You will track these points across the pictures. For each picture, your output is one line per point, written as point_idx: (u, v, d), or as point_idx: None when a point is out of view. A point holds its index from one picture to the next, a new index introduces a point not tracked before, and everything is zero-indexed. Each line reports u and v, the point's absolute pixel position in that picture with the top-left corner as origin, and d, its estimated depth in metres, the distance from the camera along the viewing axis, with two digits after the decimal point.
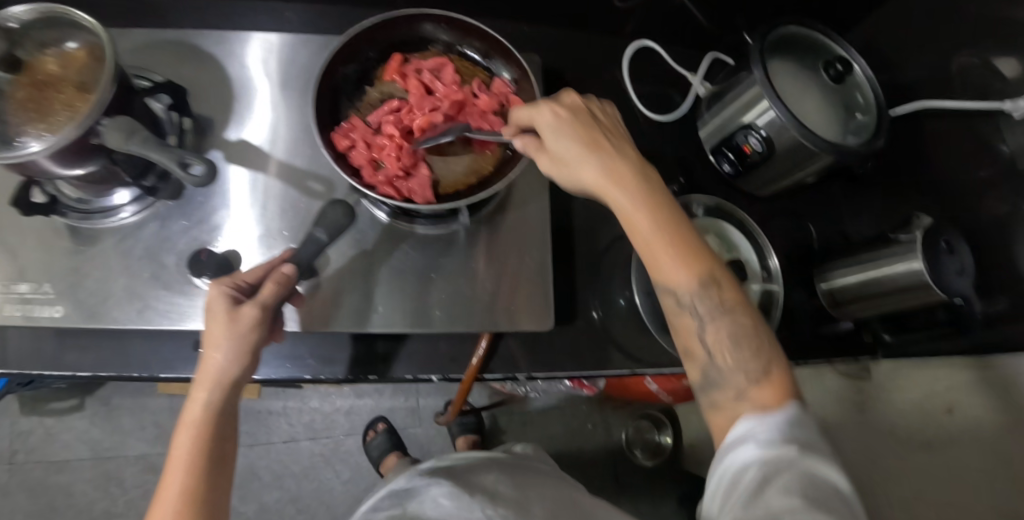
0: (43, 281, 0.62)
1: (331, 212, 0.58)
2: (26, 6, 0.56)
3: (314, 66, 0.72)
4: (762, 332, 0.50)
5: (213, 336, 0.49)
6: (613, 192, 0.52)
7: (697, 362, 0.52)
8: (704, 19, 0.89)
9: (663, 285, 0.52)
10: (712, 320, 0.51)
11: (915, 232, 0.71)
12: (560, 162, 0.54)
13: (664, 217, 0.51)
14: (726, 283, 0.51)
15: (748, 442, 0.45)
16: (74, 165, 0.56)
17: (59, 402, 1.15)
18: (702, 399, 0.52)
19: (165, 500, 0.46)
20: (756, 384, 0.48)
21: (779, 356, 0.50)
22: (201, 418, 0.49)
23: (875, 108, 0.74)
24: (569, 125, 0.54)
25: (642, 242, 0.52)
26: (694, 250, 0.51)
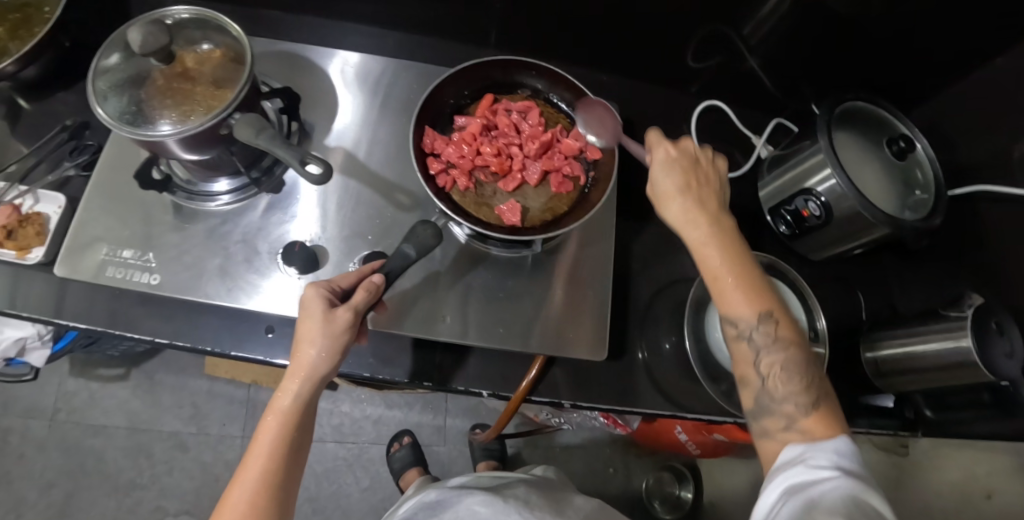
0: (147, 251, 0.68)
1: (421, 230, 0.63)
2: (185, 9, 0.64)
3: (414, 91, 0.79)
4: (813, 370, 0.56)
5: (310, 333, 0.56)
6: (693, 228, 0.59)
7: (751, 389, 0.57)
8: (772, 86, 0.94)
9: (727, 316, 0.57)
10: (770, 351, 0.55)
11: (967, 309, 0.72)
12: (656, 195, 0.62)
13: (736, 256, 0.58)
14: (784, 322, 0.56)
15: (799, 465, 0.50)
16: (194, 151, 0.62)
17: (108, 369, 1.23)
18: (753, 424, 0.56)
19: (250, 472, 0.54)
20: (804, 416, 0.53)
21: (827, 395, 0.55)
22: (289, 404, 0.56)
23: (935, 187, 0.77)
24: (674, 164, 0.62)
25: (714, 275, 0.58)
26: (762, 289, 0.57)
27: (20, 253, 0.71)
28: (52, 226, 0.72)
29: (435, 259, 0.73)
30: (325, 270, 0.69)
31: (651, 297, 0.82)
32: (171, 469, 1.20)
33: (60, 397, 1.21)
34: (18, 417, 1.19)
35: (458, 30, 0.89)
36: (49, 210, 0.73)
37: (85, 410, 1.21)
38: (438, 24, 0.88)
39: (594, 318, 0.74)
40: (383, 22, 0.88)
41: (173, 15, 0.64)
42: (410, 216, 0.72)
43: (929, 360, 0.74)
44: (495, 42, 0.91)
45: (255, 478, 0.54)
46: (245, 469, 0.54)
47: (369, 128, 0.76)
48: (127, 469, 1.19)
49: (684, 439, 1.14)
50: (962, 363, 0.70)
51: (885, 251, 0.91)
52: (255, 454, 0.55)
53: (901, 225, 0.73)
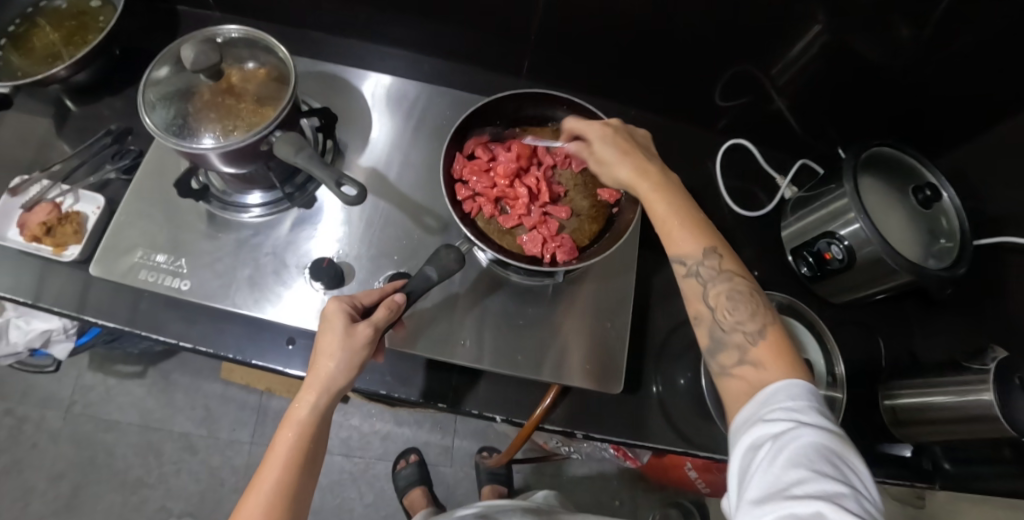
0: (179, 256, 0.70)
1: (444, 254, 0.64)
2: (237, 28, 0.67)
3: (447, 118, 0.81)
4: (759, 300, 0.57)
5: (329, 346, 0.57)
6: (641, 182, 0.62)
7: (704, 324, 0.58)
8: (798, 127, 0.95)
9: (676, 256, 0.59)
10: (714, 282, 0.58)
11: (989, 362, 0.72)
12: (604, 165, 0.65)
13: (680, 202, 0.61)
14: (727, 256, 0.59)
15: (759, 422, 0.49)
16: (234, 165, 0.64)
17: (126, 366, 1.25)
18: (711, 363, 0.57)
19: (263, 483, 0.54)
20: (752, 344, 0.55)
21: (775, 322, 0.56)
22: (306, 415, 0.56)
23: (959, 236, 0.77)
24: (615, 135, 0.66)
25: (659, 219, 0.61)
26: (704, 226, 0.60)
27: (58, 249, 0.73)
28: (90, 225, 0.75)
29: (456, 282, 0.75)
30: (350, 286, 0.70)
31: (667, 331, 0.82)
32: (178, 470, 1.21)
33: (77, 390, 1.22)
34: (34, 407, 1.21)
35: (491, 60, 0.92)
36: (87, 210, 0.76)
37: (100, 406, 1.22)
38: (472, 53, 0.91)
39: (611, 349, 0.74)
40: (419, 47, 0.91)
41: (224, 34, 0.67)
42: (436, 239, 0.74)
43: (948, 411, 0.74)
44: (526, 72, 0.94)
45: (270, 488, 0.54)
46: (259, 479, 0.54)
47: (401, 151, 0.78)
48: (136, 467, 1.20)
49: (693, 476, 1.12)
50: (982, 416, 0.70)
51: (907, 299, 0.91)
52: (268, 466, 0.55)
53: (925, 273, 0.73)
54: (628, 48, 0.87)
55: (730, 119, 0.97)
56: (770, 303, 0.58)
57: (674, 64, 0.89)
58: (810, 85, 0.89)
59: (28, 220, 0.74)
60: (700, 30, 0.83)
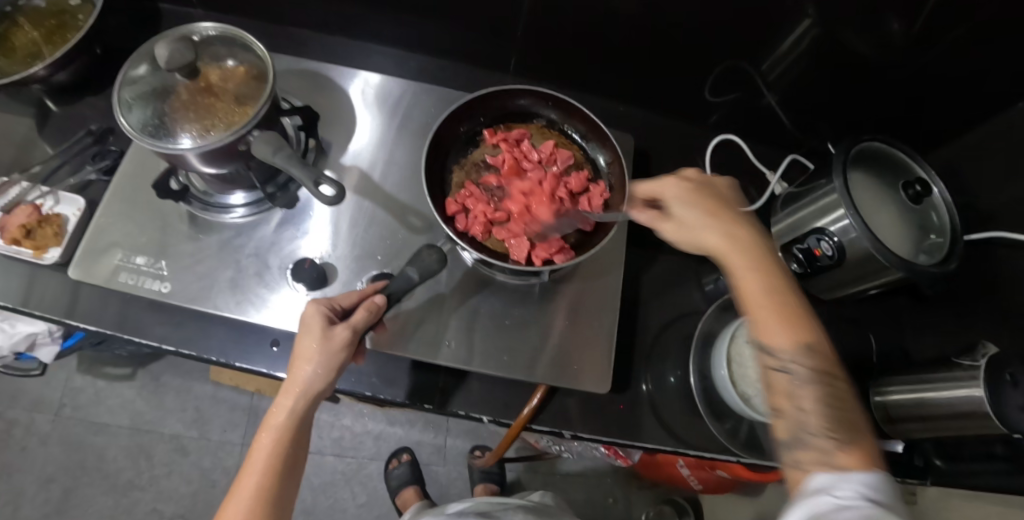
0: (159, 259, 0.69)
1: (426, 255, 0.63)
2: (214, 26, 0.66)
3: (432, 115, 0.80)
4: (852, 408, 0.51)
5: (307, 351, 0.56)
6: (731, 256, 0.55)
7: (784, 419, 0.52)
8: (789, 122, 0.94)
9: (764, 341, 0.53)
10: (808, 381, 0.51)
11: (981, 359, 0.72)
12: (678, 225, 0.59)
13: (776, 284, 0.54)
14: (825, 352, 0.52)
15: (824, 496, 0.44)
16: (213, 165, 0.63)
17: (115, 368, 1.24)
18: (785, 457, 0.50)
19: (243, 488, 0.54)
20: (842, 452, 0.48)
21: (870, 438, 0.50)
22: (283, 421, 0.56)
23: (950, 231, 0.76)
24: (696, 192, 0.59)
25: (750, 300, 0.54)
26: (800, 316, 0.53)
27: (38, 252, 0.72)
28: (71, 228, 0.74)
29: (441, 282, 0.73)
30: (333, 287, 0.69)
31: (657, 330, 0.82)
32: (170, 472, 1.20)
33: (66, 393, 1.22)
34: (23, 409, 1.20)
35: (478, 56, 0.91)
36: (68, 212, 0.75)
37: (89, 408, 1.22)
38: (459, 50, 0.90)
39: (599, 348, 0.73)
40: (405, 44, 0.90)
41: (201, 32, 0.67)
42: (421, 238, 0.73)
43: (939, 408, 0.73)
44: (513, 68, 0.93)
45: (249, 493, 0.54)
46: (239, 484, 0.54)
47: (385, 149, 0.77)
48: (126, 469, 1.19)
49: (686, 473, 1.12)
50: (973, 413, 0.69)
51: (898, 294, 0.90)
52: (248, 471, 0.55)
53: (917, 268, 0.73)
54: (615, 43, 0.86)
55: (720, 114, 0.96)
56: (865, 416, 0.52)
57: (662, 59, 0.88)
58: (800, 80, 0.88)
59: (8, 223, 0.72)
60: (688, 25, 0.82)
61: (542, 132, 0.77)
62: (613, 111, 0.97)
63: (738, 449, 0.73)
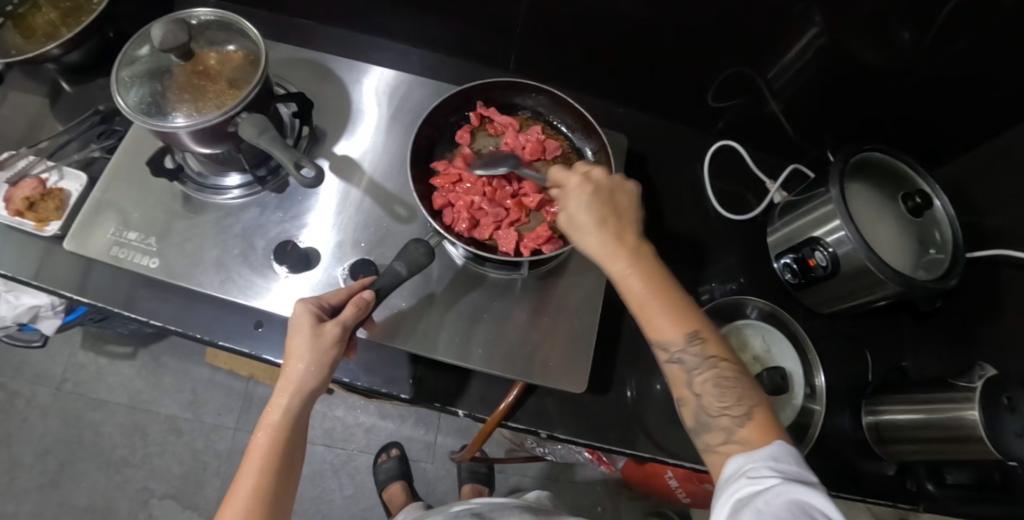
0: (150, 235, 0.71)
1: (413, 249, 0.62)
2: (210, 11, 0.68)
3: (424, 105, 0.80)
4: (743, 378, 0.54)
5: (298, 348, 0.54)
6: (613, 260, 0.56)
7: (687, 409, 0.55)
8: (792, 131, 0.93)
9: (655, 340, 0.55)
10: (700, 368, 0.54)
11: (976, 381, 0.68)
12: (572, 226, 0.58)
13: (654, 275, 0.56)
14: (709, 336, 0.54)
15: (741, 481, 0.48)
16: (206, 145, 0.65)
17: (118, 346, 1.27)
18: (697, 441, 0.55)
19: (240, 491, 0.53)
20: (740, 426, 0.52)
21: (762, 401, 0.53)
22: (279, 419, 0.54)
23: (952, 247, 0.74)
24: (589, 189, 0.58)
25: (635, 302, 0.56)
26: (681, 305, 0.55)
27: (39, 224, 0.75)
28: (71, 202, 0.76)
29: (433, 279, 0.71)
30: (316, 272, 0.70)
31: (645, 334, 0.81)
32: (162, 452, 1.22)
33: (69, 368, 1.25)
34: (27, 382, 1.23)
35: (480, 52, 0.91)
36: (71, 187, 0.77)
37: (90, 384, 1.24)
38: (460, 45, 0.90)
39: (581, 348, 0.71)
40: (408, 38, 0.91)
41: (199, 17, 0.68)
42: (407, 228, 0.73)
43: (933, 429, 0.71)
44: (515, 66, 0.93)
45: (246, 496, 0.53)
46: (235, 487, 0.53)
47: (376, 138, 0.78)
48: (121, 447, 1.21)
49: (674, 485, 1.10)
50: (968, 437, 0.66)
51: (898, 311, 0.87)
52: (245, 473, 0.54)
53: (913, 283, 0.71)
54: (617, 44, 0.86)
55: (723, 120, 0.95)
56: (756, 383, 0.55)
57: (664, 62, 0.87)
58: (804, 88, 0.86)
59: (12, 194, 0.75)
60: (690, 28, 0.81)
61: (527, 124, 0.77)
62: (614, 113, 0.96)
63: None
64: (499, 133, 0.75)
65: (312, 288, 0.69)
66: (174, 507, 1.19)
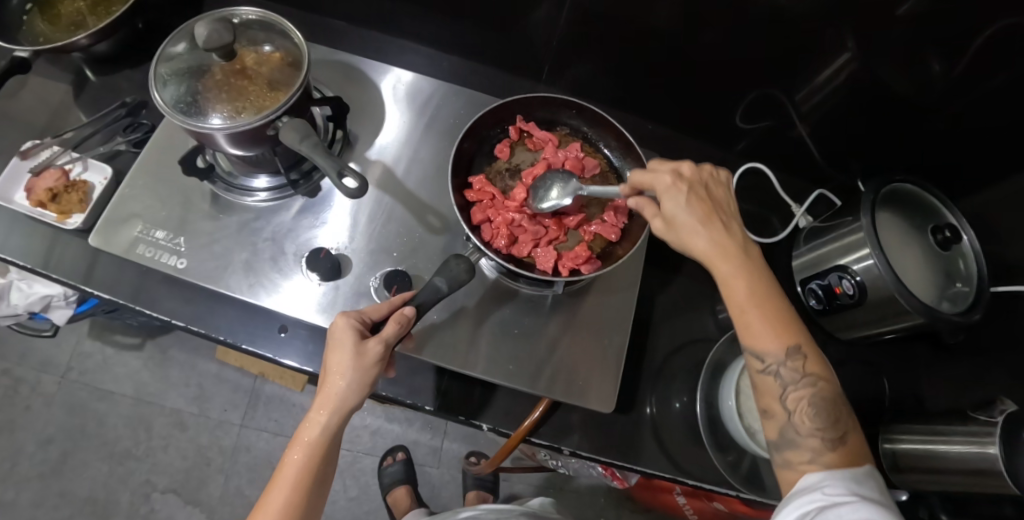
0: (178, 235, 0.70)
1: (454, 264, 0.61)
2: (254, 11, 0.67)
3: (459, 115, 0.80)
4: (839, 401, 0.54)
5: (340, 365, 0.54)
6: (719, 262, 0.56)
7: (775, 420, 0.55)
8: (819, 155, 0.93)
9: (752, 350, 0.55)
10: (796, 386, 0.54)
11: (997, 415, 0.69)
12: (673, 227, 0.58)
13: (761, 286, 0.55)
14: (812, 354, 0.54)
15: (815, 495, 0.49)
16: (239, 146, 0.64)
17: (125, 337, 1.25)
18: (775, 454, 0.56)
19: (270, 505, 0.52)
20: (828, 450, 0.53)
21: (853, 429, 0.54)
22: (316, 436, 0.54)
23: (977, 281, 0.74)
24: (691, 194, 0.59)
25: (737, 308, 0.55)
26: (788, 321, 0.55)
27: (62, 216, 0.73)
28: (95, 196, 0.75)
29: (463, 292, 0.71)
30: (347, 280, 0.69)
31: (667, 353, 0.80)
32: (166, 446, 1.21)
33: (75, 357, 1.23)
34: (31, 369, 1.21)
35: (512, 62, 0.90)
36: (95, 180, 0.76)
37: (95, 374, 1.23)
38: (493, 54, 0.90)
39: (608, 366, 0.71)
40: (440, 44, 0.90)
41: (241, 16, 0.67)
42: (438, 238, 0.73)
43: (951, 462, 0.71)
44: (546, 78, 0.93)
45: (276, 510, 0.52)
46: (265, 502, 0.53)
47: (410, 147, 0.77)
48: (124, 439, 1.20)
49: (681, 501, 1.11)
50: (987, 472, 0.67)
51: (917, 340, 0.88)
52: (276, 488, 0.53)
53: (940, 316, 0.71)
54: (651, 61, 0.86)
55: (750, 141, 0.95)
56: (851, 409, 0.55)
57: (697, 81, 0.87)
58: (834, 114, 0.87)
59: (36, 185, 0.73)
60: (725, 48, 0.81)
61: (565, 140, 0.77)
62: (642, 128, 0.96)
63: (738, 483, 0.72)
64: (538, 148, 0.75)
65: (342, 296, 0.69)
66: (176, 502, 1.18)
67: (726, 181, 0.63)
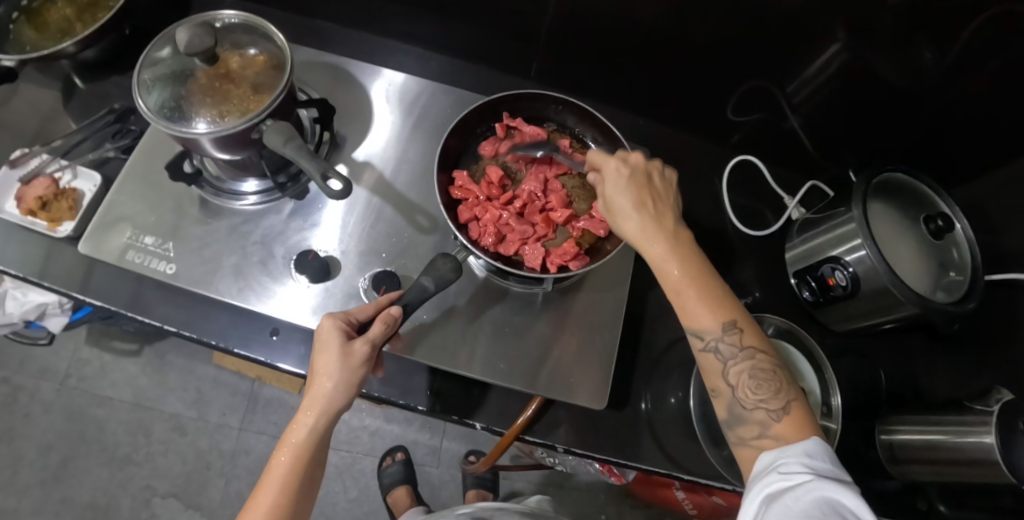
0: (168, 240, 0.70)
1: (441, 264, 0.62)
2: (236, 14, 0.67)
3: (447, 114, 0.80)
4: (781, 369, 0.55)
5: (326, 367, 0.54)
6: (652, 243, 0.57)
7: (722, 398, 0.56)
8: (811, 147, 0.93)
9: (693, 332, 0.56)
10: (738, 362, 0.55)
11: (993, 405, 0.69)
12: (611, 213, 0.59)
13: (694, 266, 0.56)
14: (747, 328, 0.55)
15: (772, 476, 0.50)
16: (226, 151, 0.64)
17: (122, 343, 1.26)
18: (729, 432, 0.56)
19: (256, 507, 0.52)
20: (774, 420, 0.53)
21: (798, 397, 0.55)
22: (303, 438, 0.54)
23: (971, 270, 0.74)
24: (628, 179, 0.60)
25: (673, 290, 0.56)
26: (722, 296, 0.56)
27: (52, 224, 0.74)
28: (85, 203, 0.75)
29: (454, 291, 0.71)
30: (336, 282, 0.69)
31: (661, 349, 0.80)
32: (166, 451, 1.21)
33: (73, 364, 1.23)
34: (30, 377, 1.22)
35: (500, 59, 0.90)
36: (85, 187, 0.76)
37: (93, 380, 1.23)
38: (482, 52, 0.90)
39: (600, 364, 0.71)
40: (428, 43, 0.90)
41: (223, 20, 0.67)
42: (427, 238, 0.72)
43: (947, 451, 0.71)
44: (535, 74, 0.92)
45: (263, 512, 0.52)
46: (252, 504, 0.53)
47: (399, 146, 0.77)
48: (124, 445, 1.20)
49: (681, 496, 1.11)
50: (983, 461, 0.66)
51: (914, 331, 0.87)
52: (263, 490, 0.53)
53: (933, 306, 0.70)
54: (640, 56, 0.85)
55: (742, 134, 0.95)
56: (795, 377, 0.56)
57: (686, 74, 0.87)
58: (824, 105, 0.86)
59: (26, 193, 0.73)
60: (713, 41, 0.80)
61: (553, 135, 0.77)
62: (633, 124, 0.96)
63: (735, 478, 0.71)
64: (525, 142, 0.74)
65: (333, 298, 0.69)
66: (177, 506, 1.19)
67: (670, 170, 0.63)
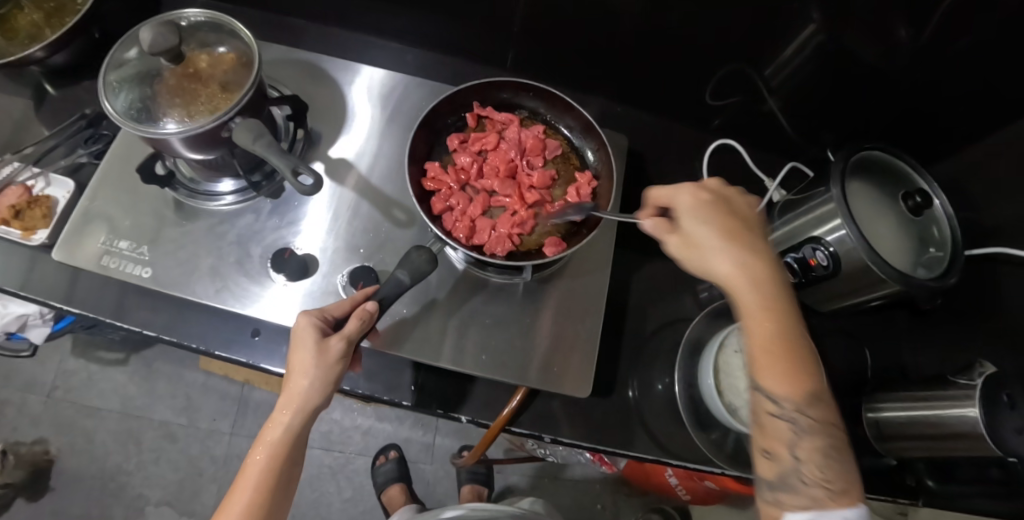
0: (143, 244, 0.69)
1: (416, 255, 0.61)
2: (201, 12, 0.66)
3: (421, 106, 0.79)
4: (844, 455, 0.53)
5: (302, 364, 0.54)
6: (742, 289, 0.54)
7: (775, 462, 0.53)
8: (791, 129, 0.93)
9: (765, 390, 0.53)
10: (806, 432, 0.52)
11: (976, 378, 0.68)
12: (695, 248, 0.57)
13: (783, 322, 0.53)
14: (824, 401, 0.53)
15: None
16: (196, 150, 0.63)
17: (108, 352, 1.25)
18: (766, 493, 0.53)
19: (230, 510, 0.52)
20: (831, 500, 0.50)
21: (857, 482, 0.52)
22: (279, 437, 0.54)
23: (951, 246, 0.74)
24: (719, 216, 0.57)
25: (754, 341, 0.53)
26: (803, 363, 0.53)
27: (26, 233, 0.72)
28: (59, 210, 0.74)
29: (433, 286, 0.71)
30: (315, 279, 0.69)
31: (646, 336, 0.80)
32: (157, 458, 1.21)
33: (60, 375, 1.22)
34: (17, 390, 1.21)
35: (476, 51, 0.90)
36: (58, 194, 0.75)
37: (81, 391, 1.22)
38: (457, 44, 0.89)
39: (583, 352, 0.71)
40: (403, 37, 0.89)
41: (189, 18, 0.66)
42: (405, 232, 0.72)
43: (932, 427, 0.71)
44: (512, 65, 0.92)
45: (237, 514, 0.52)
46: (228, 504, 0.53)
47: (373, 141, 0.76)
48: (114, 454, 1.20)
49: (674, 482, 1.11)
50: (969, 434, 0.66)
51: (898, 308, 0.87)
52: (238, 490, 0.53)
53: (914, 282, 0.70)
54: (616, 42, 0.85)
55: (723, 118, 0.94)
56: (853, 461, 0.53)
57: (663, 60, 0.86)
58: (803, 86, 0.86)
59: None
60: (687, 25, 0.80)
61: (526, 123, 0.77)
62: (612, 112, 0.95)
63: (723, 462, 0.72)
64: (499, 130, 0.75)
65: (311, 296, 0.68)
66: (170, 514, 1.18)
67: (753, 202, 0.61)
